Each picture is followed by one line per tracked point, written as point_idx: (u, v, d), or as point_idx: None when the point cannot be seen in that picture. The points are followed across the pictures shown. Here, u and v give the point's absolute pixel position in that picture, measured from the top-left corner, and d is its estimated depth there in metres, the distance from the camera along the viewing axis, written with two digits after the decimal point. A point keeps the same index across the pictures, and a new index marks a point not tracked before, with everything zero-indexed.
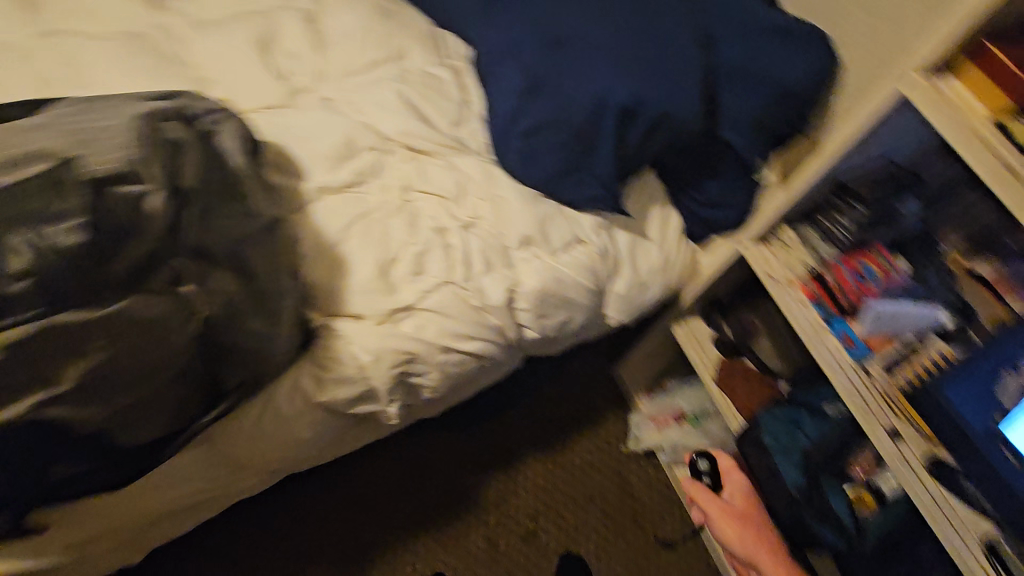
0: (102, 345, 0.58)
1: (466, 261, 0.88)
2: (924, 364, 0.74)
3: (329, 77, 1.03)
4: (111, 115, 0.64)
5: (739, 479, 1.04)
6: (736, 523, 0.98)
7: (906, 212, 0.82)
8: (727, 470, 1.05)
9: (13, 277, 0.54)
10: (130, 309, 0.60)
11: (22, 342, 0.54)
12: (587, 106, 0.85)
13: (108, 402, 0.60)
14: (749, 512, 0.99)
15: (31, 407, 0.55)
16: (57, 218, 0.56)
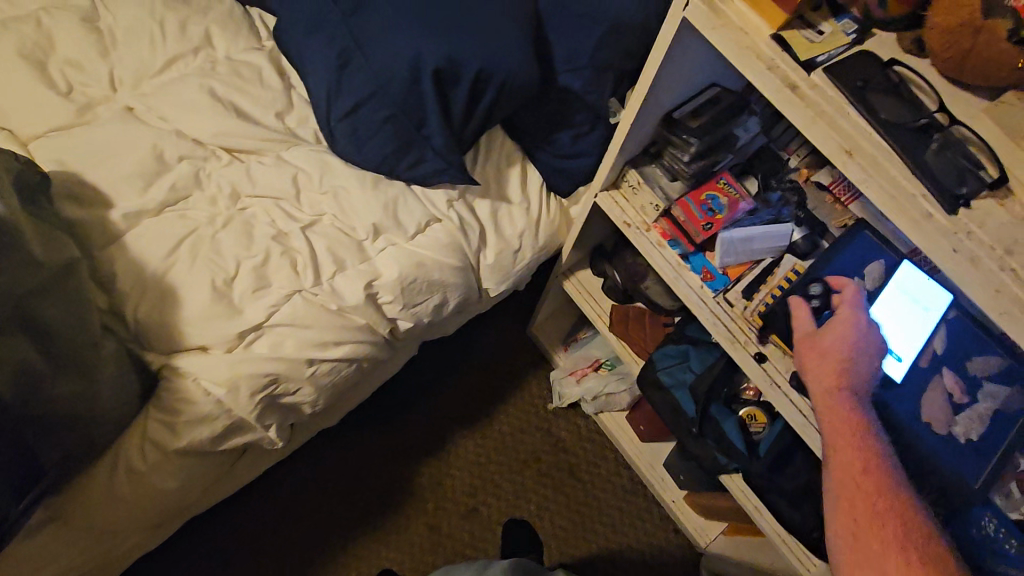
0: None
1: (313, 264, 0.82)
2: (778, 283, 0.76)
3: (125, 84, 0.90)
4: None
5: (864, 325, 0.67)
6: (821, 363, 0.67)
7: (744, 134, 0.81)
8: (849, 311, 0.68)
9: None
10: None
11: None
12: (402, 75, 0.78)
13: None
14: (852, 366, 0.66)
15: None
16: None
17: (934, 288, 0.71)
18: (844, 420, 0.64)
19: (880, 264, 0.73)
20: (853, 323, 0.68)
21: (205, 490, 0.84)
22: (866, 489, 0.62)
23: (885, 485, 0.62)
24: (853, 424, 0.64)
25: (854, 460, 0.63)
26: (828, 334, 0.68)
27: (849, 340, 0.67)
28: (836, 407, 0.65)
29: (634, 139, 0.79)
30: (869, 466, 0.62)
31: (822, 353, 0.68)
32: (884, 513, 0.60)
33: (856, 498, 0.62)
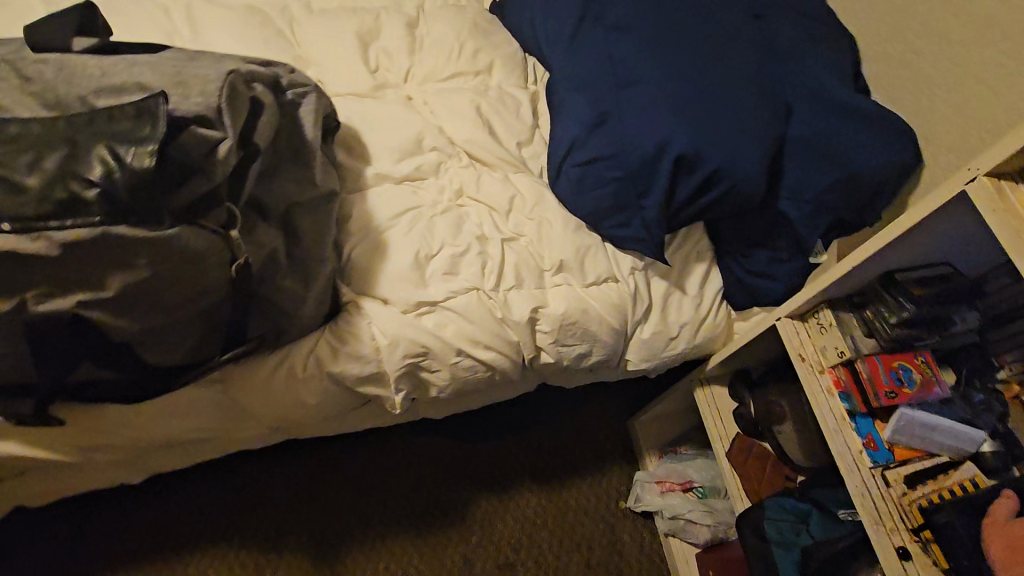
0: (146, 262, 0.64)
1: (498, 273, 0.91)
2: (950, 487, 0.69)
3: (415, 79, 1.09)
4: (203, 66, 0.73)
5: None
6: (1014, 559, 0.59)
7: (959, 322, 0.76)
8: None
9: (88, 183, 0.62)
10: (178, 238, 0.64)
11: (76, 241, 0.61)
12: (644, 148, 0.86)
13: (137, 316, 0.66)
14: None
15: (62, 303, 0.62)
16: (133, 140, 0.63)
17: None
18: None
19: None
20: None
21: (323, 419, 0.94)
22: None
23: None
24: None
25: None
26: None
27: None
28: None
29: (845, 281, 0.78)
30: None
31: (1006, 546, 0.61)
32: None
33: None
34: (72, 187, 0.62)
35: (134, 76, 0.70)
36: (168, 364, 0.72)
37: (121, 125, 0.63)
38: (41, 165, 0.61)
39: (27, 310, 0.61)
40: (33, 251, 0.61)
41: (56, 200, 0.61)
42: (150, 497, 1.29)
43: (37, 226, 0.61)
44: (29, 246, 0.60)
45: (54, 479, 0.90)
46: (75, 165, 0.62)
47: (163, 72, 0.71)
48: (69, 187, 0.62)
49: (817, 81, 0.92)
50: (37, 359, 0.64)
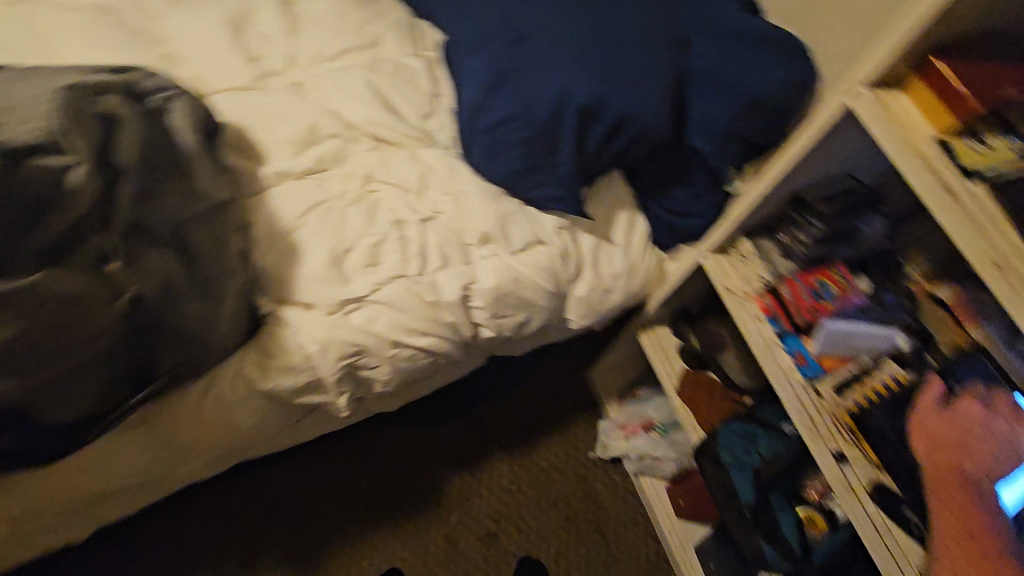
0: (14, 317, 0.58)
1: (422, 255, 0.88)
2: (876, 387, 0.72)
3: (300, 62, 1.01)
4: (41, 84, 0.65)
5: (988, 411, 0.64)
6: (935, 444, 0.65)
7: (866, 230, 0.79)
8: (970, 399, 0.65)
9: None
10: (46, 283, 0.59)
11: None
12: (548, 103, 0.84)
13: (23, 376, 0.60)
14: (967, 450, 0.63)
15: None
16: None
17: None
18: (955, 499, 0.61)
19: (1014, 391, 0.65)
20: (971, 408, 0.65)
21: (269, 436, 0.90)
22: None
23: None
24: (965, 506, 0.61)
25: (963, 543, 0.59)
26: (945, 415, 0.66)
27: (964, 425, 0.64)
28: (947, 487, 0.62)
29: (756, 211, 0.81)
30: (979, 554, 0.58)
31: (929, 431, 0.66)
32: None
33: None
34: None
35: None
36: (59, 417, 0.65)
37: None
38: None
39: None
40: None
41: None
42: (106, 548, 1.22)
43: None
44: None
45: None
46: None
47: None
48: None
49: (709, 8, 0.91)
50: None
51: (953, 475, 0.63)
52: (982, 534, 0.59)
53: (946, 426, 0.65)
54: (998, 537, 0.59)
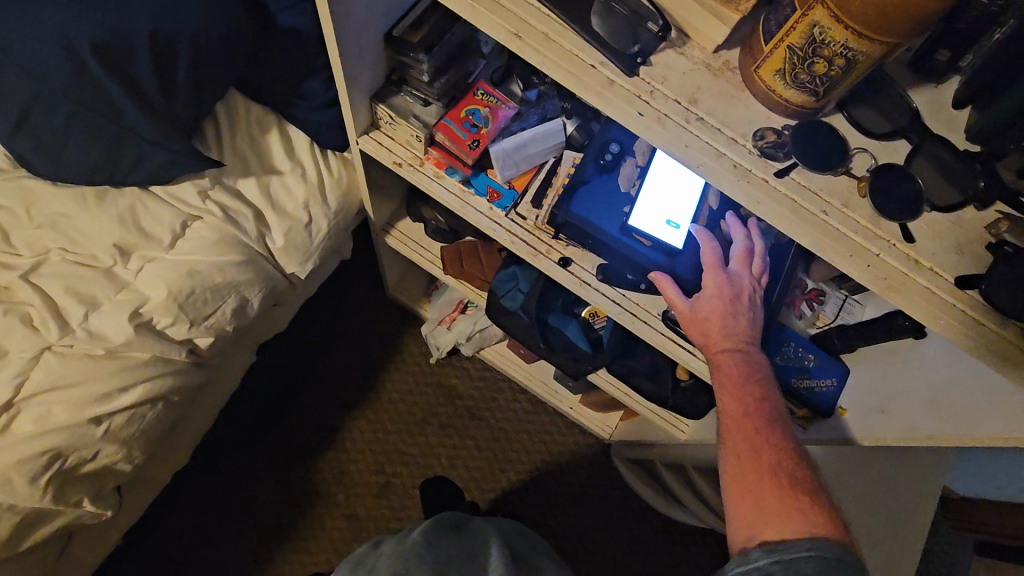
0: None
1: (54, 313, 0.70)
2: (563, 181, 0.72)
3: None
4: None
5: (732, 281, 0.64)
6: (708, 333, 0.63)
7: (484, 41, 0.72)
8: (718, 277, 0.64)
9: None
10: None
11: None
12: (54, 62, 0.62)
13: None
14: (733, 330, 0.62)
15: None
16: None
17: (670, 241, 0.67)
18: (734, 381, 0.60)
19: (742, 248, 0.65)
20: (723, 287, 0.63)
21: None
22: (751, 454, 0.56)
23: (770, 445, 0.57)
24: (743, 383, 0.60)
25: (743, 422, 0.58)
26: (704, 303, 0.64)
27: (725, 306, 0.63)
28: (727, 370, 0.61)
29: (361, 74, 0.66)
30: (757, 429, 0.57)
31: (701, 323, 0.64)
32: (767, 470, 0.55)
33: (745, 461, 0.56)
34: None
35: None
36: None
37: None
38: None
39: None
40: None
41: None
42: None
43: None
44: None
45: None
46: None
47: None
48: None
49: None
50: None
51: (729, 358, 0.62)
52: (756, 408, 0.58)
53: (708, 311, 0.63)
54: (769, 404, 0.59)
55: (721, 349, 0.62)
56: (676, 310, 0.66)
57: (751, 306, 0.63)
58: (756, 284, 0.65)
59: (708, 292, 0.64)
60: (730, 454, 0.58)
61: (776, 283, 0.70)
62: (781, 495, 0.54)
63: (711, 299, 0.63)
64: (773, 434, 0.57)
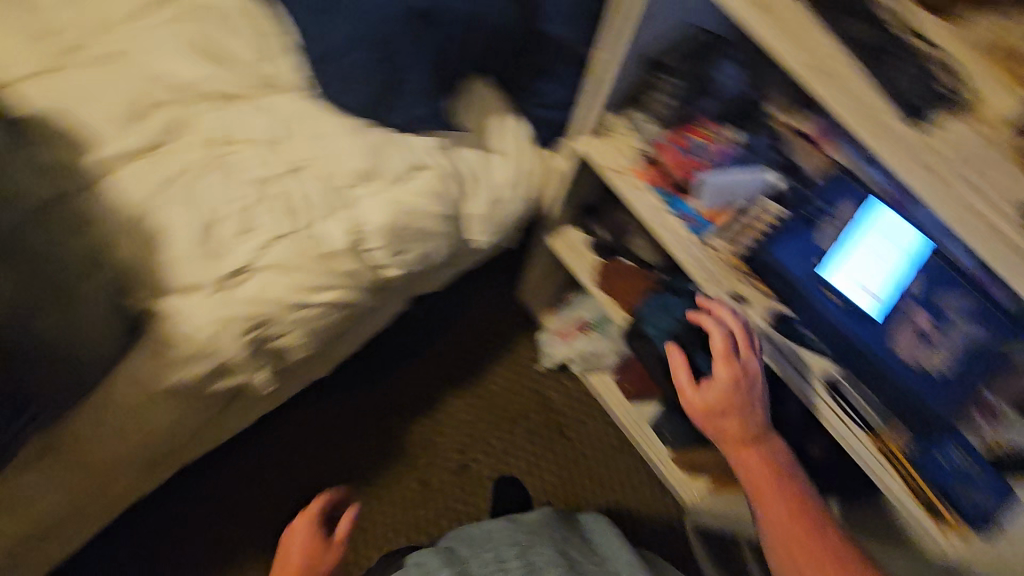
0: None
1: (301, 207, 0.83)
2: (759, 225, 0.81)
3: (106, 33, 0.88)
4: None
5: (744, 371, 0.76)
6: (725, 424, 0.78)
7: (721, 82, 0.85)
8: (729, 370, 0.76)
9: None
10: None
11: None
12: (385, 15, 0.78)
13: None
14: (748, 423, 0.78)
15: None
16: None
17: (855, 300, 0.76)
18: (758, 470, 0.77)
19: (743, 335, 0.76)
20: (734, 378, 0.76)
21: (195, 430, 0.88)
22: (788, 532, 0.73)
23: (801, 521, 0.74)
24: (766, 472, 0.77)
25: (776, 507, 0.75)
26: (714, 393, 0.77)
27: (734, 398, 0.76)
28: (749, 460, 0.78)
29: (619, 79, 0.83)
30: (786, 510, 0.75)
31: (717, 414, 0.78)
32: (802, 546, 0.72)
33: (783, 539, 0.73)
34: None
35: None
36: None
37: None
38: None
39: None
40: None
41: None
42: None
43: None
44: None
45: None
46: None
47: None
48: None
49: None
50: None
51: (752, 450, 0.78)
52: (779, 492, 0.76)
53: (718, 400, 0.77)
54: (784, 483, 0.77)
55: (734, 434, 0.78)
56: (688, 399, 0.79)
57: (755, 391, 0.77)
58: (753, 367, 0.77)
59: (718, 384, 0.77)
60: (769, 533, 0.75)
61: (959, 383, 0.72)
62: (824, 569, 0.70)
63: (722, 392, 0.77)
64: (797, 511, 0.74)
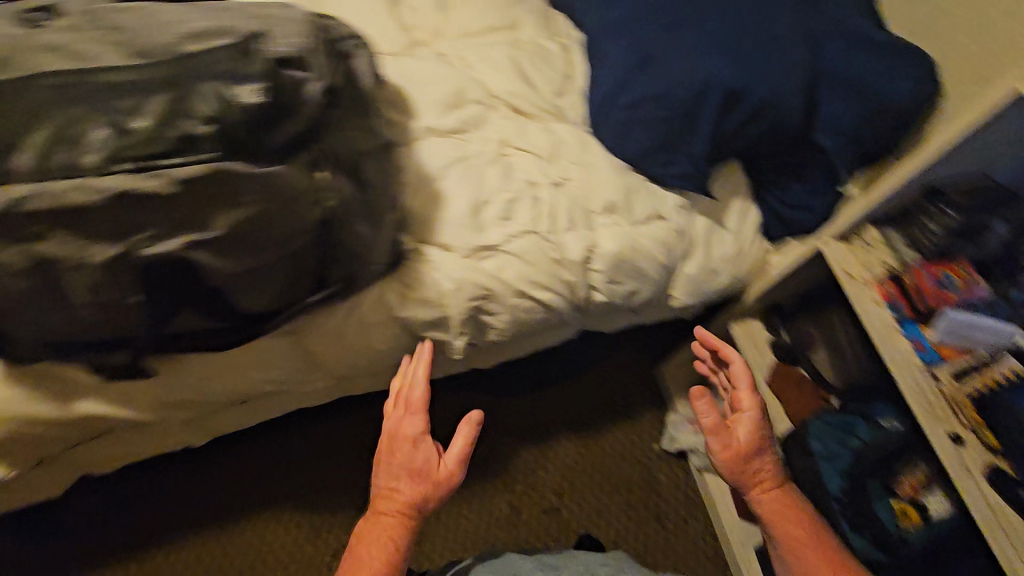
0: (252, 201, 0.63)
1: (552, 215, 0.94)
2: (994, 377, 0.81)
3: (448, 36, 1.08)
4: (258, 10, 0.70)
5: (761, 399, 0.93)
6: (753, 464, 0.90)
7: (992, 231, 0.89)
8: (753, 399, 0.92)
9: (199, 121, 0.61)
10: (279, 175, 0.64)
11: (192, 179, 0.60)
12: (692, 86, 0.89)
13: (243, 261, 0.66)
14: (772, 461, 0.91)
15: (17, 254, 0.59)
16: (242, 77, 0.62)
17: None
18: (790, 514, 0.88)
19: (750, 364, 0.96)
20: (756, 407, 0.92)
21: (387, 367, 0.98)
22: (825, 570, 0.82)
23: (835, 559, 0.83)
24: (797, 518, 0.87)
25: (819, 557, 0.83)
26: (738, 428, 0.91)
27: (755, 427, 0.91)
28: (778, 503, 0.88)
29: (895, 196, 0.92)
30: (824, 553, 0.83)
31: (742, 451, 0.90)
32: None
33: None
34: (183, 126, 0.61)
35: (125, 20, 0.64)
36: (196, 309, 0.69)
37: (10, 94, 0.58)
38: (149, 107, 0.60)
39: (133, 255, 0.61)
40: (150, 192, 0.60)
41: (175, 137, 0.61)
42: (190, 472, 1.26)
43: (161, 164, 0.60)
44: (145, 188, 0.59)
45: (144, 444, 1.00)
46: (184, 102, 0.61)
47: (177, 21, 0.65)
48: (182, 125, 0.61)
49: (846, 15, 0.94)
50: (149, 305, 0.66)
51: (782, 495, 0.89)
52: (813, 536, 0.85)
53: (742, 434, 0.91)
54: (811, 522, 0.87)
55: (760, 467, 0.90)
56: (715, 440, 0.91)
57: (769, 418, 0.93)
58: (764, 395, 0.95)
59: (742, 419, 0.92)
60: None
61: None
62: None
63: (747, 424, 0.91)
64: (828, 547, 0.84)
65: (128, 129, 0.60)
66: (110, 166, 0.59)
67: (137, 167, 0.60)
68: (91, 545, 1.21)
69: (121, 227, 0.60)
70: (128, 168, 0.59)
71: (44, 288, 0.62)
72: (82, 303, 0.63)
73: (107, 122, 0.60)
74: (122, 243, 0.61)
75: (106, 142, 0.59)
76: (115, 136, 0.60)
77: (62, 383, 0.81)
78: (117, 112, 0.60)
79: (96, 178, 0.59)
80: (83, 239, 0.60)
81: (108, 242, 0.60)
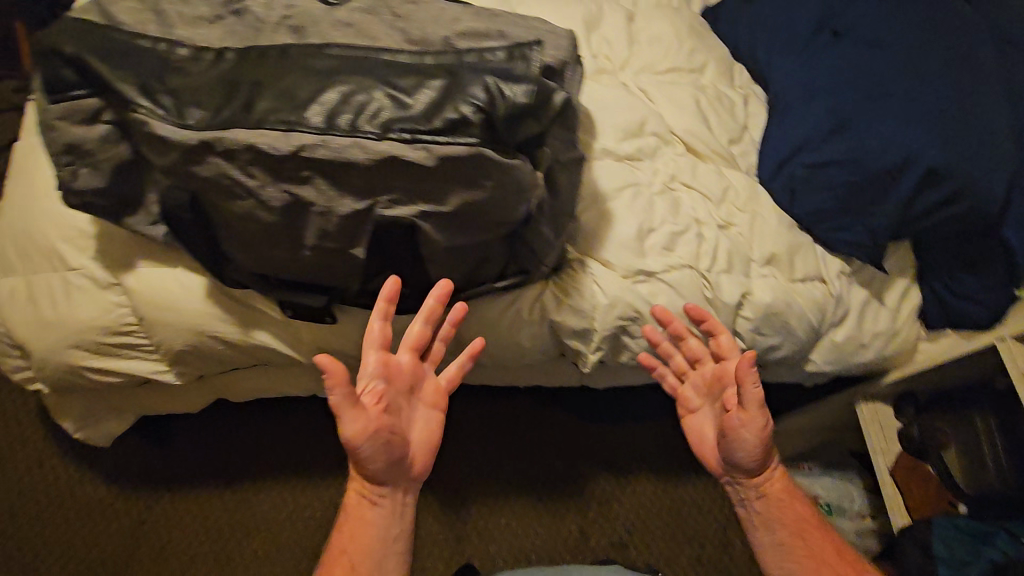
0: (489, 186, 0.69)
1: (713, 255, 0.95)
2: None
3: (631, 69, 1.09)
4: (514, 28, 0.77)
5: None
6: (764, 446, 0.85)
7: None
8: None
9: (473, 107, 0.68)
10: (517, 168, 0.70)
11: (450, 157, 0.67)
12: (888, 158, 0.90)
13: (460, 235, 0.72)
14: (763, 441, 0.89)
15: (280, 193, 0.68)
16: (516, 79, 0.69)
17: None
18: (786, 493, 0.88)
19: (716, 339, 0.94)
20: None
21: (518, 365, 1.02)
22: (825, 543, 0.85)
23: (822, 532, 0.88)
24: (790, 496, 0.88)
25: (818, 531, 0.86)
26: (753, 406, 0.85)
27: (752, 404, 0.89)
28: (776, 483, 0.88)
29: None
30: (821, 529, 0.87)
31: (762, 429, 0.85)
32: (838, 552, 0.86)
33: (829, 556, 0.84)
34: (460, 109, 0.68)
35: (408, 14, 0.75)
36: (398, 272, 0.77)
37: (320, 62, 0.69)
38: (427, 90, 0.68)
39: (378, 213, 0.69)
40: (413, 161, 0.67)
41: (445, 118, 0.68)
42: (296, 421, 1.34)
43: (428, 138, 0.67)
44: (412, 157, 0.66)
45: (285, 381, 1.08)
46: (457, 91, 0.68)
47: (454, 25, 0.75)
48: (457, 109, 0.68)
49: None
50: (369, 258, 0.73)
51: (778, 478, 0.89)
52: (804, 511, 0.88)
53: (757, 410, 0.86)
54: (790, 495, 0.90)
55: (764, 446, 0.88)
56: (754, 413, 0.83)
57: None
58: None
59: None
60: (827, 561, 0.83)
61: None
62: None
63: None
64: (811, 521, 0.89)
65: (405, 105, 0.68)
66: (383, 133, 0.67)
67: (404, 137, 0.67)
68: (200, 466, 1.31)
69: (376, 186, 0.68)
70: (396, 137, 0.67)
71: (288, 226, 0.70)
72: (313, 245, 0.71)
73: (388, 96, 0.68)
74: (371, 200, 0.68)
75: (386, 112, 0.68)
76: (393, 109, 0.68)
77: (246, 312, 0.90)
78: (399, 89, 0.68)
79: (372, 141, 0.67)
80: (342, 190, 0.68)
81: (361, 197, 0.68)
